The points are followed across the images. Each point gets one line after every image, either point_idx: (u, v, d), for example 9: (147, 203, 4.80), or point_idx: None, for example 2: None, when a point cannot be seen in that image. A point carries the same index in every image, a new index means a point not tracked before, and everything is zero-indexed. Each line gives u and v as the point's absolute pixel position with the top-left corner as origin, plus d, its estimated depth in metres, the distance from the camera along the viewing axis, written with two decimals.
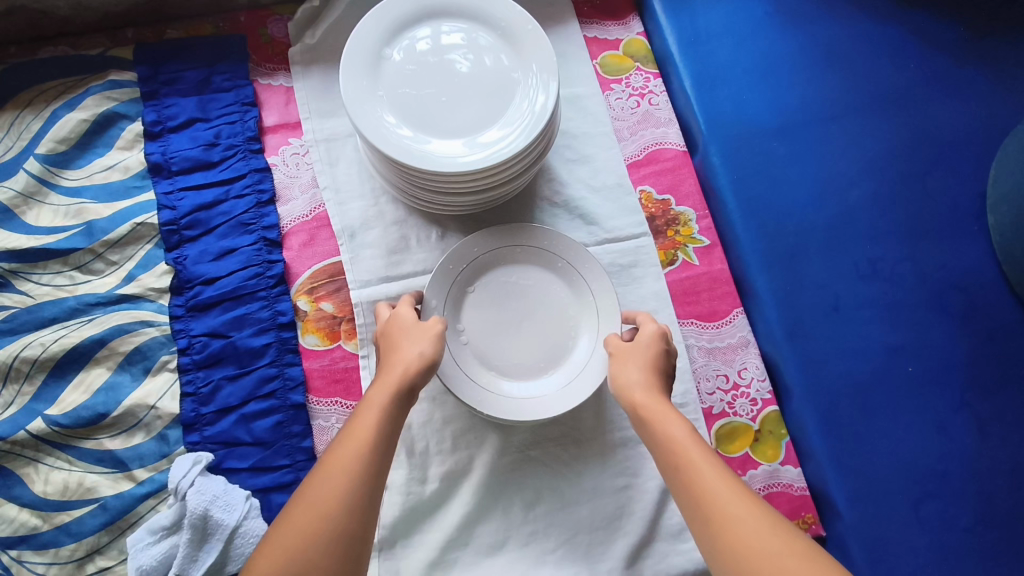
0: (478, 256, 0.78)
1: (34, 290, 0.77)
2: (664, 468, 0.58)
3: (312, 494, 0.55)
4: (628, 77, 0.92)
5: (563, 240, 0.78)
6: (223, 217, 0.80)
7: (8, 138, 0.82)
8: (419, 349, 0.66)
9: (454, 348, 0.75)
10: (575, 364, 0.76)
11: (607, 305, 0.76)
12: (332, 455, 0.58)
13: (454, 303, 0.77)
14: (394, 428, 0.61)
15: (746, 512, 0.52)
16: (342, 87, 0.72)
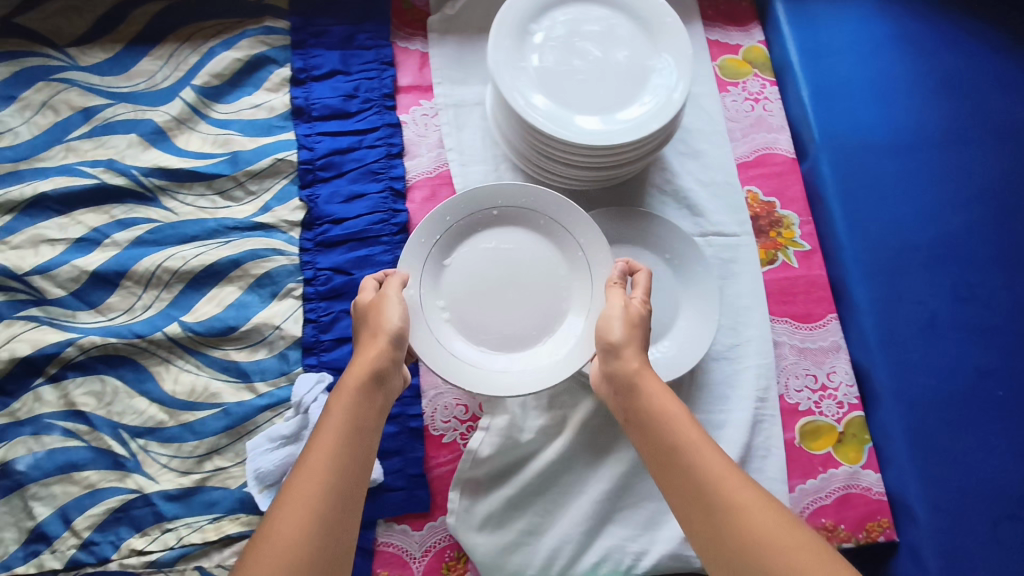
0: (453, 224, 0.76)
1: (178, 208, 0.83)
2: (661, 455, 0.57)
3: (291, 495, 0.53)
4: (746, 81, 0.94)
5: (534, 195, 0.76)
6: (355, 163, 0.85)
7: (166, 68, 0.88)
8: (386, 330, 0.65)
9: (434, 325, 0.73)
10: (572, 328, 0.75)
11: (601, 263, 0.74)
12: (306, 460, 0.56)
13: (431, 278, 0.75)
14: (373, 417, 0.60)
15: (748, 498, 0.52)
16: (489, 55, 0.76)
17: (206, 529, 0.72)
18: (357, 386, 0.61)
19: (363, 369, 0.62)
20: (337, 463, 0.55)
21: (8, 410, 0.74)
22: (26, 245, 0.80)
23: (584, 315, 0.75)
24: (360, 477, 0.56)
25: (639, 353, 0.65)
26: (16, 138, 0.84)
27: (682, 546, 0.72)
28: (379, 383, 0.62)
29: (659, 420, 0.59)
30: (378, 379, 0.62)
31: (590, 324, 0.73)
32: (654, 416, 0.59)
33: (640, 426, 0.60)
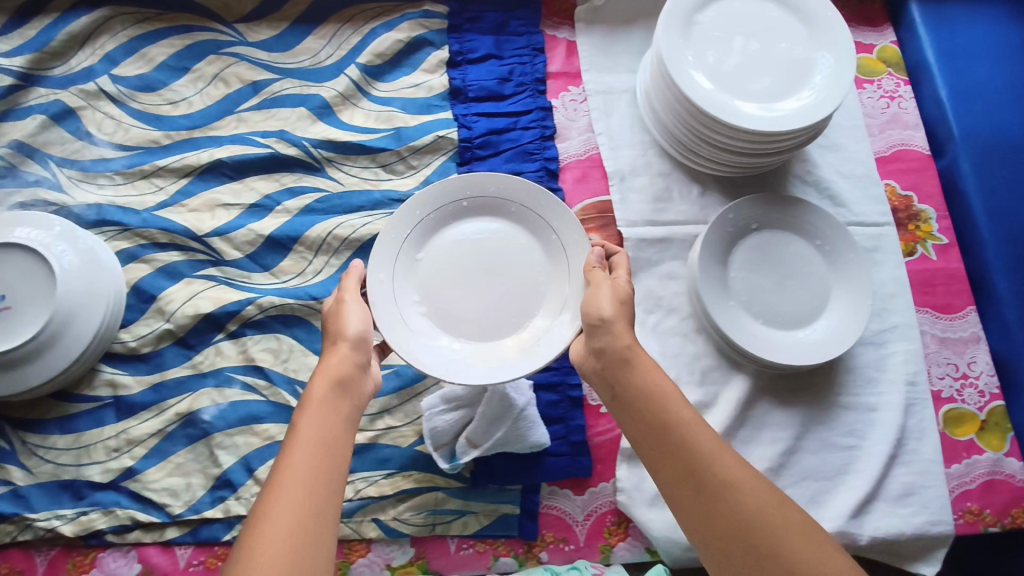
0: (423, 218, 0.75)
1: (344, 179, 0.86)
2: (652, 438, 0.58)
3: (276, 492, 0.52)
4: (880, 79, 0.96)
5: (508, 182, 0.75)
6: (512, 143, 0.88)
7: (329, 47, 0.91)
8: (346, 335, 0.65)
9: (413, 320, 0.73)
10: (550, 315, 0.73)
11: (579, 250, 0.73)
12: (285, 461, 0.55)
13: (404, 274, 0.74)
14: (350, 415, 0.60)
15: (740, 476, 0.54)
16: (658, 43, 0.80)
17: (382, 483, 0.76)
18: (326, 387, 0.61)
19: (333, 370, 0.62)
20: (309, 458, 0.55)
21: (191, 362, 0.78)
22: (203, 208, 0.84)
23: (562, 302, 0.73)
24: (342, 468, 0.56)
25: (629, 329, 0.64)
26: (190, 107, 0.87)
27: (848, 524, 0.78)
28: (347, 381, 0.62)
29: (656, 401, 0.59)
30: (347, 377, 0.62)
31: (570, 310, 0.71)
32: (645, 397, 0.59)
33: (626, 410, 0.60)
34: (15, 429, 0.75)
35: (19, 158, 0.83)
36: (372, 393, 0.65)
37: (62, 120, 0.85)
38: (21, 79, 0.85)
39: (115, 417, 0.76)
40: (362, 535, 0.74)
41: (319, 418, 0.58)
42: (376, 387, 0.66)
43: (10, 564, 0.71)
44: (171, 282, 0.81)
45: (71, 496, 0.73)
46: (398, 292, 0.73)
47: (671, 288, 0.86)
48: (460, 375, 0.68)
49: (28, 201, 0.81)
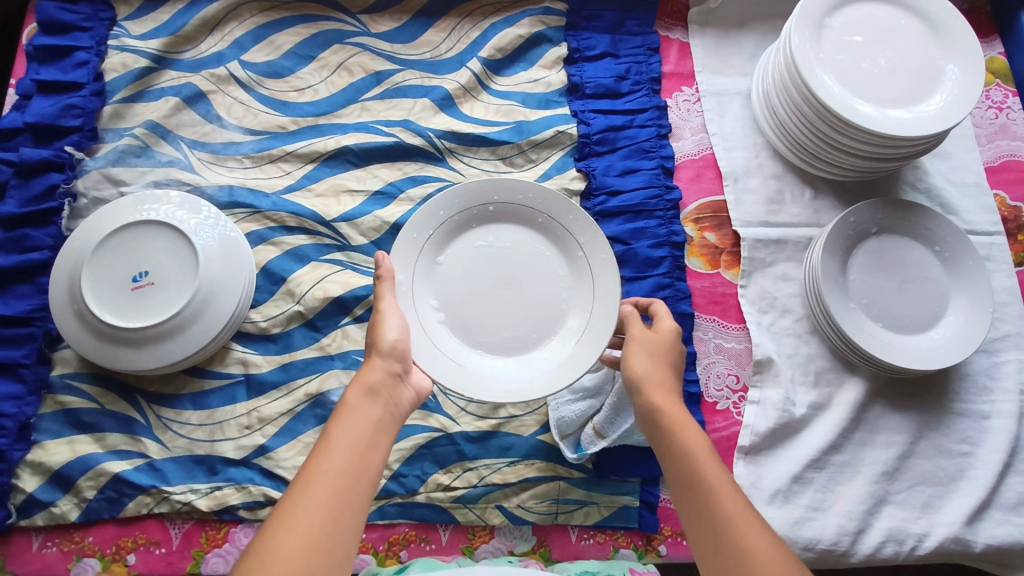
0: (446, 219, 0.74)
1: (464, 170, 0.88)
2: (678, 473, 0.59)
3: (301, 492, 0.53)
4: (989, 90, 0.97)
5: (540, 193, 0.74)
6: (628, 141, 0.90)
7: (449, 40, 0.94)
8: (381, 346, 0.64)
9: (431, 325, 0.72)
10: (571, 334, 0.73)
11: (606, 272, 0.73)
12: (313, 464, 0.55)
13: (423, 276, 0.74)
14: (382, 423, 0.60)
15: (741, 519, 0.54)
16: (790, 45, 0.81)
17: (505, 471, 0.76)
18: (362, 393, 0.61)
19: (368, 377, 0.62)
20: (338, 466, 0.56)
21: (319, 344, 0.80)
22: (329, 194, 0.86)
23: (584, 323, 0.73)
24: (368, 480, 0.57)
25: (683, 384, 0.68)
26: (315, 95, 0.91)
27: (963, 531, 0.76)
28: (382, 391, 0.62)
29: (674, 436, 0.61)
30: (382, 386, 0.62)
31: (593, 332, 0.71)
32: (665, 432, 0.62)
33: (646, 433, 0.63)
34: (152, 403, 0.77)
35: (153, 138, 0.87)
36: (410, 401, 0.65)
37: (194, 102, 0.89)
38: (155, 62, 0.89)
39: (246, 395, 0.78)
40: (487, 521, 0.75)
41: (353, 424, 0.59)
42: (418, 397, 0.65)
43: (147, 535, 0.72)
44: (298, 265, 0.83)
45: (205, 470, 0.75)
46: (416, 295, 0.72)
47: (785, 289, 0.86)
48: (477, 392, 0.68)
49: (161, 180, 0.85)
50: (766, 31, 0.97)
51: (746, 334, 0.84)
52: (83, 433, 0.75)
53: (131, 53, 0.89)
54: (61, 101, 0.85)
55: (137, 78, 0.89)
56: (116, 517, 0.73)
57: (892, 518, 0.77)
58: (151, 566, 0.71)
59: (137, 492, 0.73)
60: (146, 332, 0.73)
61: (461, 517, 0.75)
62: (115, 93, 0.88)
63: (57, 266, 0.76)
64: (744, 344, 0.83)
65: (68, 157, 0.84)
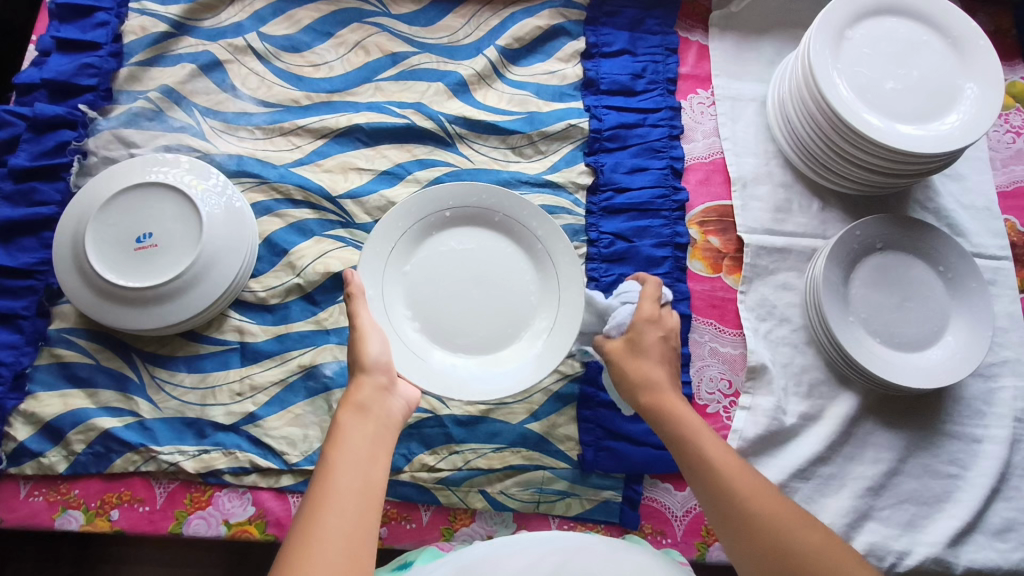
0: (407, 230, 0.76)
1: (473, 156, 0.89)
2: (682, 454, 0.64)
3: (320, 510, 0.53)
4: (1008, 114, 0.96)
5: (489, 193, 0.77)
6: (639, 139, 0.89)
7: (468, 26, 0.94)
8: (364, 364, 0.65)
9: (408, 334, 0.74)
10: (542, 325, 0.76)
11: (565, 260, 0.76)
12: (322, 487, 0.55)
13: (393, 286, 0.76)
14: (380, 436, 0.61)
15: (743, 471, 0.61)
16: (808, 54, 0.81)
17: (491, 457, 0.77)
18: (353, 412, 0.61)
19: (357, 397, 0.62)
20: (349, 486, 0.55)
21: (315, 318, 0.81)
22: (337, 170, 0.87)
23: (551, 311, 0.76)
24: (381, 490, 0.57)
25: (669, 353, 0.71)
26: (331, 71, 0.91)
27: (945, 552, 0.76)
28: (372, 406, 0.62)
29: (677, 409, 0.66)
30: (372, 402, 0.62)
31: (561, 321, 0.74)
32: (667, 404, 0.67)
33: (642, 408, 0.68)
34: (147, 363, 0.78)
35: (167, 103, 0.88)
36: (401, 411, 0.65)
37: (210, 70, 0.90)
38: (174, 28, 0.90)
39: (239, 362, 0.78)
40: (468, 504, 0.75)
41: (354, 443, 0.59)
42: (408, 405, 0.66)
43: (132, 493, 0.73)
44: (301, 239, 0.84)
45: (193, 433, 0.75)
46: (389, 306, 0.75)
47: (785, 298, 0.85)
48: (464, 391, 0.71)
49: (172, 145, 0.86)
50: (786, 39, 0.96)
51: (742, 340, 0.83)
52: (76, 387, 0.76)
53: (151, 17, 0.90)
54: (79, 59, 0.86)
55: (156, 42, 0.89)
56: (102, 472, 0.73)
57: (874, 534, 0.77)
58: (133, 523, 0.72)
59: (125, 449, 0.74)
60: (146, 294, 0.74)
61: (443, 498, 0.75)
62: (133, 55, 0.89)
63: (64, 221, 0.77)
64: (739, 349, 0.83)
65: (81, 115, 0.85)
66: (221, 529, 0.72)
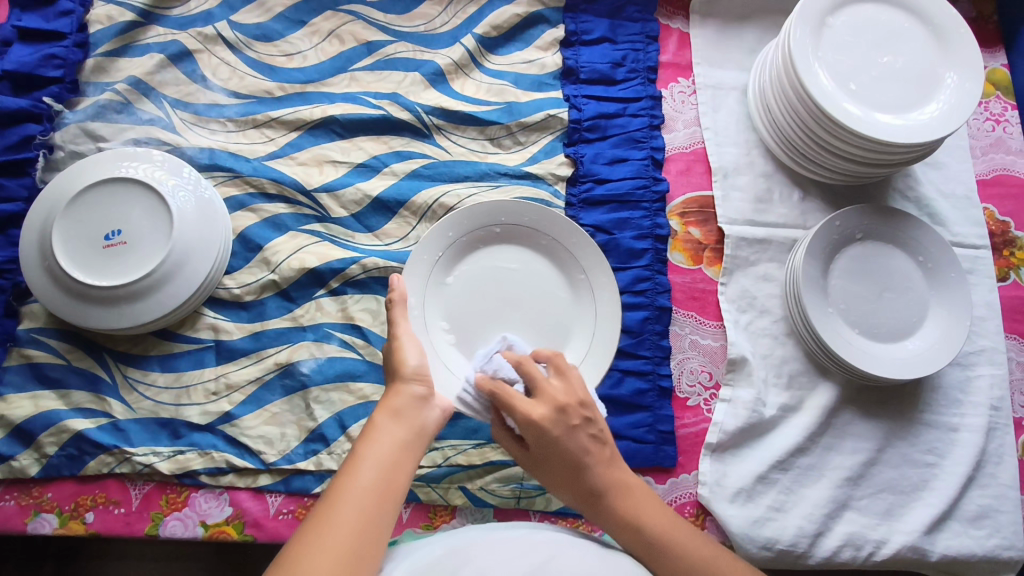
0: (453, 240, 0.78)
1: (450, 148, 0.87)
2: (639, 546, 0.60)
3: (335, 511, 0.50)
4: (988, 101, 0.95)
5: (537, 213, 0.78)
6: (619, 129, 0.88)
7: (445, 14, 0.92)
8: (404, 372, 0.61)
9: (442, 347, 0.76)
10: (572, 356, 0.77)
11: (606, 294, 0.77)
12: (344, 484, 0.52)
13: (433, 296, 0.77)
14: (411, 445, 0.57)
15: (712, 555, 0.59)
16: (789, 41, 0.80)
17: (470, 453, 0.76)
18: (389, 416, 0.58)
19: (394, 403, 0.59)
20: (369, 486, 0.52)
21: (292, 315, 0.79)
22: (311, 163, 0.85)
23: (588, 341, 0.77)
24: (399, 499, 0.53)
25: (572, 421, 0.61)
26: (304, 61, 0.89)
27: (921, 540, 0.77)
28: (409, 413, 0.59)
29: (623, 510, 0.60)
30: (408, 410, 0.59)
31: (597, 351, 0.76)
32: (612, 509, 0.60)
33: (588, 513, 0.62)
34: (119, 363, 0.76)
35: (135, 95, 0.85)
36: (437, 422, 0.61)
37: (179, 60, 0.87)
38: (141, 17, 0.87)
39: (215, 361, 0.77)
40: (448, 501, 0.75)
41: (383, 445, 0.55)
42: (443, 415, 0.62)
43: (106, 495, 0.72)
44: (276, 234, 0.82)
45: (169, 434, 0.74)
46: (427, 317, 0.76)
47: (765, 289, 0.85)
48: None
49: (142, 138, 0.84)
50: (768, 26, 0.95)
51: (722, 331, 0.83)
52: (47, 388, 0.75)
53: (117, 6, 0.87)
54: (42, 50, 0.83)
55: (122, 31, 0.87)
56: (76, 474, 0.72)
57: (852, 524, 0.77)
58: (108, 525, 0.72)
59: (98, 450, 0.73)
60: (117, 292, 0.72)
61: (422, 496, 0.75)
62: (99, 45, 0.86)
63: (29, 219, 0.75)
64: (719, 341, 0.83)
65: (46, 109, 0.82)
66: (198, 530, 0.72)
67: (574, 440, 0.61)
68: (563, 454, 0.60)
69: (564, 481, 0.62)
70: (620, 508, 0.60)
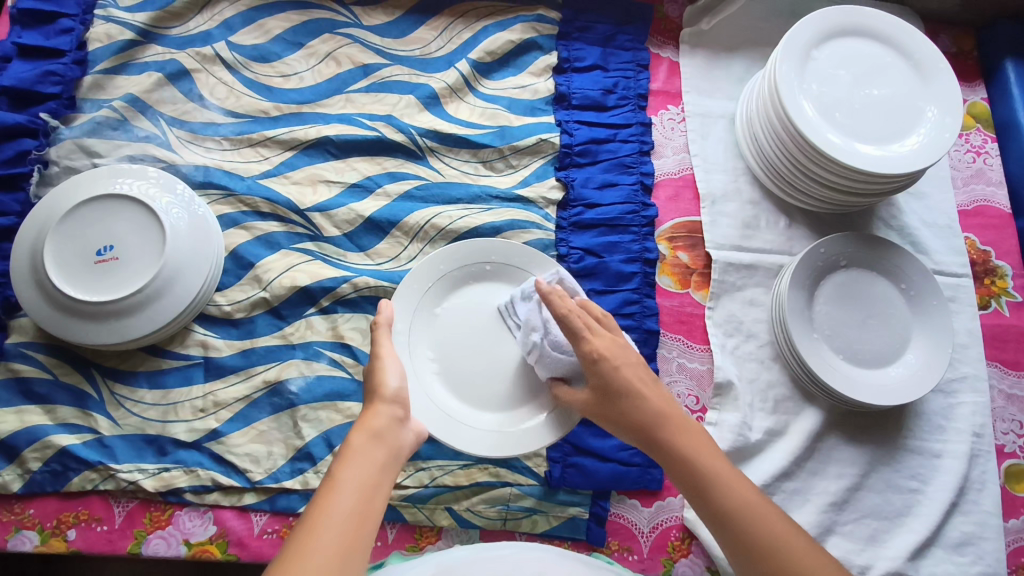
0: (445, 273, 0.78)
1: (443, 170, 0.88)
2: (684, 482, 0.59)
3: (313, 532, 0.50)
4: (969, 134, 0.98)
5: (533, 255, 0.79)
6: (610, 155, 0.90)
7: (441, 39, 0.94)
8: (384, 392, 0.62)
9: (426, 376, 0.75)
10: None
11: None
12: (321, 505, 0.52)
13: (421, 325, 0.77)
14: (387, 467, 0.57)
15: (760, 502, 0.57)
16: (774, 74, 0.82)
17: (457, 474, 0.76)
18: (368, 437, 0.58)
19: (374, 423, 0.59)
20: (347, 508, 0.52)
21: (281, 333, 0.80)
22: (306, 182, 0.86)
23: None
24: (376, 522, 0.53)
25: (635, 359, 0.65)
26: (301, 82, 0.90)
27: (905, 566, 0.77)
28: (387, 435, 0.59)
29: (672, 442, 0.60)
30: (386, 431, 0.59)
31: None
32: (665, 442, 0.61)
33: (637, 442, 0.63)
34: (106, 378, 0.76)
35: (132, 112, 0.86)
36: (411, 444, 0.62)
37: (177, 79, 0.88)
38: (141, 36, 0.89)
39: (203, 378, 0.77)
40: (434, 522, 0.75)
41: (362, 466, 0.55)
42: (417, 439, 0.63)
43: (89, 512, 0.72)
44: (268, 252, 0.83)
45: (154, 451, 0.74)
46: (413, 343, 0.76)
47: (751, 314, 0.86)
48: (471, 443, 0.71)
49: (136, 155, 0.85)
50: (755, 57, 0.97)
51: (709, 355, 0.84)
52: (33, 403, 0.75)
53: (117, 25, 0.88)
54: (40, 66, 0.84)
55: (121, 50, 0.88)
56: (59, 491, 0.72)
57: (837, 549, 0.78)
58: (91, 543, 0.71)
59: (82, 467, 0.72)
60: (105, 308, 0.73)
61: (408, 516, 0.75)
62: (97, 63, 0.87)
63: (20, 234, 0.76)
64: (706, 365, 0.84)
65: (42, 124, 0.83)
66: (181, 549, 0.71)
67: (639, 374, 0.64)
68: (630, 386, 0.63)
69: (615, 408, 0.63)
70: (674, 441, 0.60)
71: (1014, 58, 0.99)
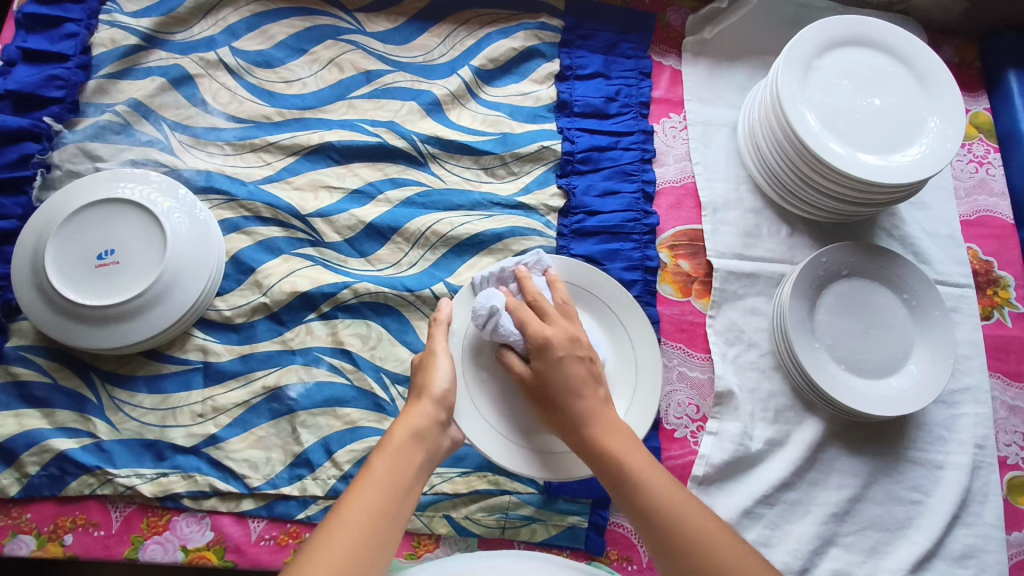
0: None
1: (445, 176, 0.88)
2: (606, 476, 0.60)
3: (342, 521, 0.50)
4: (971, 144, 0.98)
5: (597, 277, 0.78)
6: (611, 162, 0.90)
7: (444, 46, 0.94)
8: (433, 391, 0.63)
9: (476, 382, 0.72)
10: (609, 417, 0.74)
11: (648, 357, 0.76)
12: (355, 496, 0.52)
13: (478, 329, 0.74)
14: (422, 469, 0.57)
15: (681, 497, 0.57)
16: (776, 85, 0.82)
17: (456, 481, 0.76)
18: (410, 434, 0.58)
19: (417, 420, 0.60)
20: (378, 503, 0.52)
21: (281, 338, 0.80)
22: (307, 188, 0.86)
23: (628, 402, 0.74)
24: (403, 523, 0.53)
25: (580, 351, 0.65)
26: (304, 88, 0.90)
27: None
28: (427, 436, 0.59)
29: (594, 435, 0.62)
30: (428, 431, 0.60)
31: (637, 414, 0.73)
32: (585, 436, 0.62)
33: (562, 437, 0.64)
34: (105, 382, 0.76)
35: (135, 117, 0.86)
36: (445, 449, 0.63)
37: (180, 84, 0.89)
38: (144, 41, 0.89)
39: (202, 383, 0.77)
40: (433, 529, 0.75)
41: (398, 463, 0.56)
42: (451, 444, 0.64)
43: (87, 516, 0.72)
44: (269, 257, 0.83)
45: (152, 456, 0.74)
46: (467, 347, 0.73)
47: (753, 323, 0.86)
48: (513, 458, 0.69)
49: (139, 159, 0.85)
50: (757, 66, 0.97)
51: (710, 364, 0.84)
52: (32, 407, 0.75)
53: (121, 30, 0.89)
54: (44, 71, 0.85)
55: (125, 54, 0.88)
56: (56, 495, 0.72)
57: (837, 561, 0.77)
58: (87, 548, 0.71)
59: (80, 471, 0.72)
60: (106, 312, 0.73)
61: (407, 523, 0.75)
62: (101, 68, 0.87)
63: (23, 237, 0.76)
64: (707, 374, 0.84)
65: (45, 128, 0.83)
66: (178, 555, 0.71)
67: (577, 364, 0.65)
68: (562, 379, 0.64)
69: (542, 400, 0.65)
70: (595, 434, 0.62)
71: (1016, 69, 0.99)
